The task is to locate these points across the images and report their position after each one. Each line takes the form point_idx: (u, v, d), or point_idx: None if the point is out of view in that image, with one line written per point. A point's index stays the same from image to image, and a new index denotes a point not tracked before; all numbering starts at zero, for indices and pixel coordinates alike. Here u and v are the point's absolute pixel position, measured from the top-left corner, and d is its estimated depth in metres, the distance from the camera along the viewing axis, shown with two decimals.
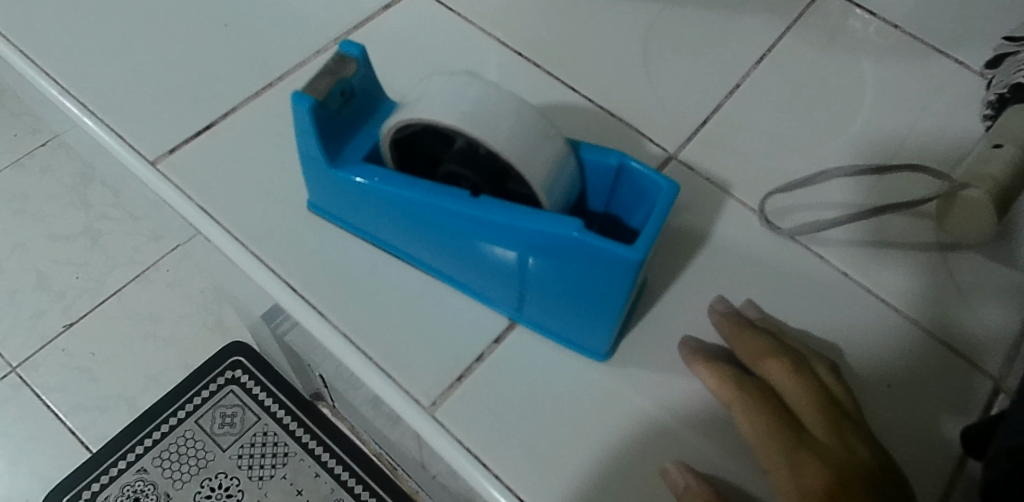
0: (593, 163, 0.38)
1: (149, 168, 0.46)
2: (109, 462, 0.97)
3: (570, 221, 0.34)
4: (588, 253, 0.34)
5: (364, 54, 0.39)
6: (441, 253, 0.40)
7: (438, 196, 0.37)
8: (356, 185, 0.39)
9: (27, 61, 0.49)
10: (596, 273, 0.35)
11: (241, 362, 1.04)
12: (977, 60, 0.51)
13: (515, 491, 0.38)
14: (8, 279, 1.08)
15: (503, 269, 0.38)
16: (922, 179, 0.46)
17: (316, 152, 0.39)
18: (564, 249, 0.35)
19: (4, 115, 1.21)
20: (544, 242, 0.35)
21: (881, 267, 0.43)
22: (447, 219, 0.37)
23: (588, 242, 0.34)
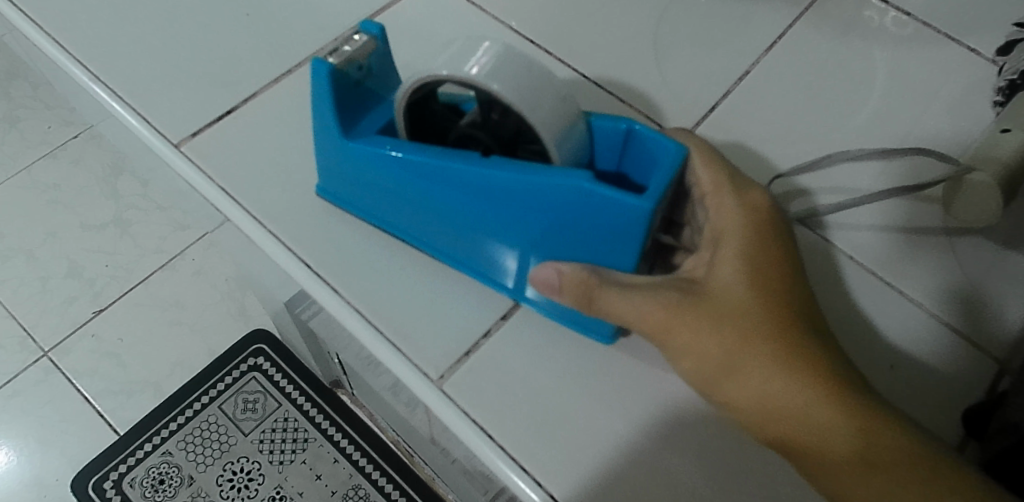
0: (602, 128, 0.40)
1: (173, 150, 0.47)
2: (135, 444, 1.00)
3: (583, 173, 0.36)
4: (595, 203, 0.37)
5: (383, 33, 0.43)
6: (445, 224, 0.41)
7: (454, 159, 0.39)
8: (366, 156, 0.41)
9: (59, 48, 0.51)
10: (607, 226, 0.37)
11: (263, 349, 1.06)
12: (989, 47, 0.51)
13: (519, 462, 0.39)
14: (41, 266, 1.11)
15: (517, 231, 0.40)
16: (931, 160, 0.46)
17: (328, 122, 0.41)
18: (578, 204, 0.37)
19: (38, 108, 1.24)
20: (559, 199, 0.37)
21: (887, 250, 0.44)
22: (458, 181, 0.39)
23: (595, 192, 0.36)
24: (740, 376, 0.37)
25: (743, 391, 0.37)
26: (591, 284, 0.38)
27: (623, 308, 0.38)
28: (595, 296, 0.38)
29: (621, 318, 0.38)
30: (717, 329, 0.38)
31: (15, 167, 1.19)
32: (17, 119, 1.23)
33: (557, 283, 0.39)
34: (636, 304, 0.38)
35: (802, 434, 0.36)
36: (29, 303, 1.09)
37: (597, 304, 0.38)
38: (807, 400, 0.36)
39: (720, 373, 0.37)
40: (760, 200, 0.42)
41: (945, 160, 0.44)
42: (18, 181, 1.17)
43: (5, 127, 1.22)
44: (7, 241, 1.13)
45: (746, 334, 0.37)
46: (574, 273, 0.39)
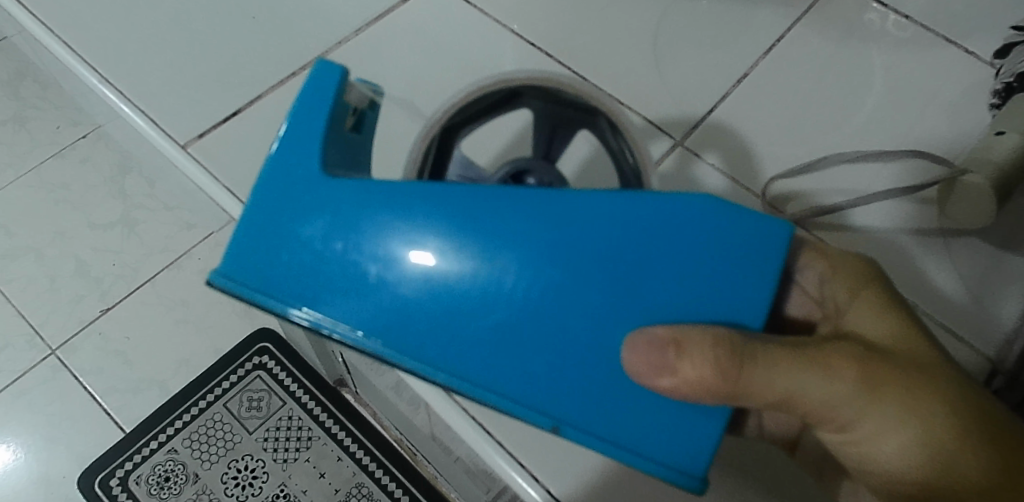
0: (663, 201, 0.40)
1: (181, 152, 0.48)
2: (141, 442, 1.01)
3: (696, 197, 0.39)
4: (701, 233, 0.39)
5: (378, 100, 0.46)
6: (546, 294, 0.39)
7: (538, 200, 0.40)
8: (386, 213, 0.40)
9: (70, 51, 0.52)
10: (713, 269, 0.39)
11: (268, 348, 1.07)
12: (984, 54, 0.53)
13: None
14: (49, 265, 1.12)
15: (596, 291, 0.39)
16: (918, 160, 0.50)
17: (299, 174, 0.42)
18: (712, 243, 0.39)
19: (47, 108, 1.25)
20: (659, 233, 0.39)
21: (873, 244, 0.47)
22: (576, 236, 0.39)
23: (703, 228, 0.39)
24: (886, 432, 0.39)
25: (881, 444, 0.39)
26: (738, 345, 0.38)
27: (785, 374, 0.38)
28: (742, 364, 0.37)
29: (799, 387, 0.38)
30: (863, 384, 0.38)
31: (24, 167, 1.20)
32: (26, 119, 1.24)
33: (667, 359, 0.37)
34: (819, 372, 0.38)
35: (931, 477, 0.39)
36: (37, 301, 1.10)
37: (751, 373, 0.37)
38: (936, 448, 0.39)
39: (869, 427, 0.39)
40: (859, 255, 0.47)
41: (941, 163, 0.48)
42: (27, 181, 1.19)
43: (15, 127, 1.24)
44: (16, 240, 1.14)
45: (907, 390, 0.39)
46: (702, 340, 0.38)
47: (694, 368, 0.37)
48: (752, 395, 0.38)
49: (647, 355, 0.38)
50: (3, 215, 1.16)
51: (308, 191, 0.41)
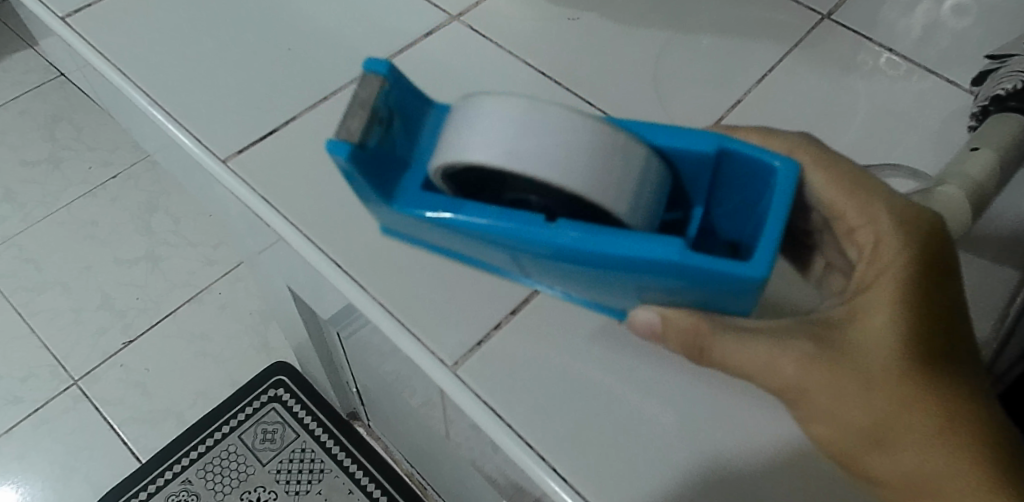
0: (680, 152, 0.38)
1: (221, 165, 0.52)
2: (155, 473, 1.02)
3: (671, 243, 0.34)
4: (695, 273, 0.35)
5: (393, 69, 0.38)
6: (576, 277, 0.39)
7: (518, 221, 0.36)
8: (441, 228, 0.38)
9: (124, 78, 0.56)
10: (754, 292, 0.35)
11: (284, 380, 1.10)
12: (965, 81, 0.56)
13: (525, 439, 0.43)
14: (76, 298, 1.16)
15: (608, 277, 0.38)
16: (896, 173, 0.51)
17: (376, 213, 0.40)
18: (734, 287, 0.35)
19: (81, 149, 1.31)
20: (645, 268, 0.35)
21: None
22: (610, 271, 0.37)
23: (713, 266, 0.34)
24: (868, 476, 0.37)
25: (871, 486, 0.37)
26: (703, 335, 0.37)
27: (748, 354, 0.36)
28: (704, 349, 0.38)
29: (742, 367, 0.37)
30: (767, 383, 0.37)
31: (56, 205, 1.25)
32: (60, 159, 1.30)
33: (652, 330, 0.39)
34: (761, 363, 0.36)
35: None
36: (62, 332, 1.13)
37: (713, 357, 0.38)
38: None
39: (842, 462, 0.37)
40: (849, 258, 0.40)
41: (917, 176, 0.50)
42: (59, 218, 1.24)
43: (49, 167, 1.29)
44: (45, 275, 1.18)
45: (799, 401, 0.37)
46: (677, 324, 0.38)
47: (678, 347, 0.39)
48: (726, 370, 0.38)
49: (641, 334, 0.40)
50: (33, 250, 1.21)
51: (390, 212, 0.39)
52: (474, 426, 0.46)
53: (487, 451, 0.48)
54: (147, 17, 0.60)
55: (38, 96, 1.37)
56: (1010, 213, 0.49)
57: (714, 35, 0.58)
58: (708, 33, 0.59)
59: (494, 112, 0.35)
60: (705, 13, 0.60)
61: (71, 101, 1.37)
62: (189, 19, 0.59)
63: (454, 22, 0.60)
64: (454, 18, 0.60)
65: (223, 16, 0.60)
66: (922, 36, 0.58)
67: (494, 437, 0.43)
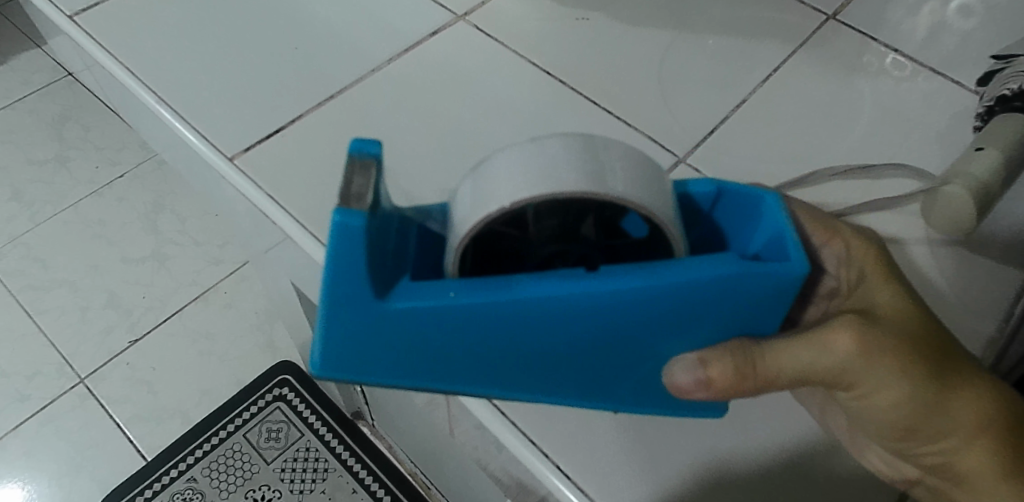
0: (688, 197, 0.38)
1: (228, 164, 0.52)
2: (160, 471, 1.02)
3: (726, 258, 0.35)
4: (751, 283, 0.35)
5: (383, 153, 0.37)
6: (603, 347, 0.38)
7: (551, 283, 0.35)
8: (457, 317, 0.35)
9: (132, 76, 0.57)
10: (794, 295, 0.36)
11: (288, 380, 1.10)
12: (970, 81, 0.55)
13: (529, 436, 0.43)
14: (83, 296, 1.17)
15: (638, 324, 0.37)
16: (899, 173, 0.50)
17: (368, 336, 0.36)
18: (780, 292, 0.36)
19: (88, 149, 1.32)
20: (694, 292, 0.35)
21: None
22: (652, 310, 0.36)
23: (764, 271, 0.35)
24: (939, 439, 0.37)
25: (944, 449, 0.38)
26: (753, 349, 0.37)
27: (796, 352, 0.37)
28: (759, 364, 0.37)
29: (804, 366, 0.37)
30: (831, 378, 0.37)
31: (64, 204, 1.26)
32: (68, 159, 1.31)
33: (696, 378, 0.37)
34: (823, 354, 0.37)
35: None
36: (69, 331, 1.14)
37: (767, 363, 0.37)
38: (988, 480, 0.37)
39: (912, 437, 0.38)
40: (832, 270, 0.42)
41: (922, 176, 0.50)
42: (66, 217, 1.24)
43: (56, 167, 1.30)
44: (52, 273, 1.19)
45: (868, 385, 0.37)
46: (721, 355, 0.37)
47: (727, 385, 0.37)
48: (779, 387, 0.37)
49: (688, 387, 0.38)
50: (41, 249, 1.21)
51: (389, 325, 0.36)
52: (478, 424, 0.46)
53: (491, 449, 0.48)
54: (154, 16, 0.60)
55: (46, 96, 1.38)
56: (1015, 215, 0.49)
57: (719, 35, 0.58)
58: (713, 33, 0.59)
59: (507, 163, 0.35)
60: (710, 13, 0.60)
61: (79, 100, 1.38)
62: (197, 19, 0.60)
63: (459, 22, 0.60)
64: (460, 18, 0.60)
65: (230, 16, 0.60)
66: (928, 36, 0.58)
67: (497, 434, 0.43)
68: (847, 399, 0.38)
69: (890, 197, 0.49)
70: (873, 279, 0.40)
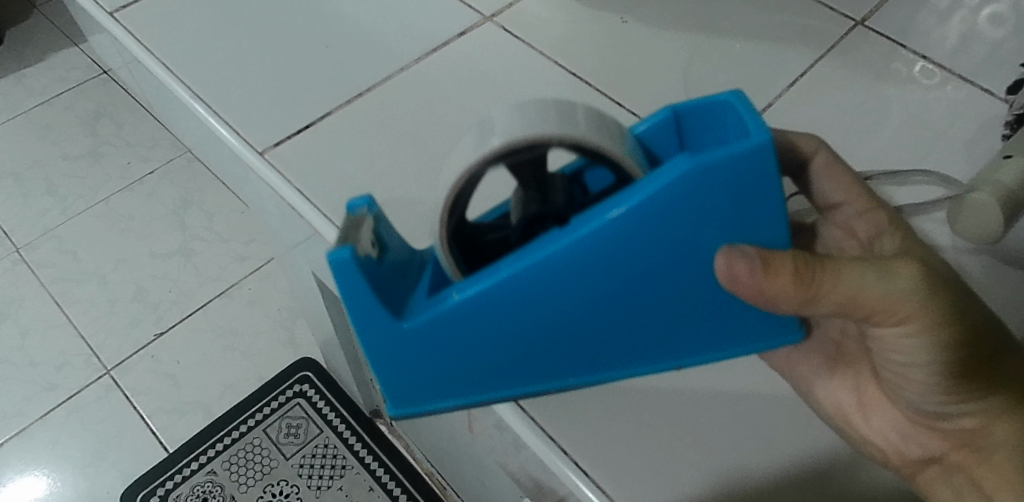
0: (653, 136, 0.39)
1: (258, 157, 0.53)
2: (181, 464, 1.03)
3: (682, 159, 0.35)
4: (717, 172, 0.35)
5: (371, 204, 0.40)
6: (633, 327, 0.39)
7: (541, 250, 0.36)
8: (521, 277, 0.37)
9: (167, 71, 0.58)
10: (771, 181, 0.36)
11: (308, 377, 1.11)
12: (1000, 89, 0.55)
13: (546, 431, 0.43)
14: (111, 289, 1.19)
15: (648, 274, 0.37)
16: (925, 179, 0.50)
17: (458, 336, 0.39)
18: (755, 181, 0.35)
19: (120, 145, 1.35)
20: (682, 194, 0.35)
21: None
22: (646, 230, 0.36)
23: (721, 160, 0.35)
24: (970, 402, 0.40)
25: (976, 410, 0.40)
26: (816, 257, 0.36)
27: (857, 274, 0.36)
28: (825, 273, 0.36)
29: (860, 286, 0.36)
30: (893, 296, 0.36)
31: (96, 198, 1.28)
32: (100, 155, 1.33)
33: (758, 278, 0.36)
34: (886, 278, 0.36)
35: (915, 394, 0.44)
36: (96, 323, 1.16)
37: (835, 284, 0.36)
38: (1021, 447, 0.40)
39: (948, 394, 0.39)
40: (836, 195, 0.45)
41: (949, 183, 0.50)
42: (97, 211, 1.27)
43: (89, 162, 1.32)
44: (82, 266, 1.21)
45: (926, 321, 0.37)
46: (788, 257, 0.36)
47: (789, 292, 0.36)
48: (829, 304, 0.36)
49: (745, 279, 0.36)
50: (72, 242, 1.24)
51: (476, 316, 0.38)
52: (498, 422, 0.46)
53: (509, 447, 0.49)
54: (191, 14, 0.61)
55: (81, 93, 1.41)
56: None
57: (746, 40, 0.58)
58: (739, 38, 0.59)
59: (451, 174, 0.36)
60: (737, 18, 0.60)
61: (113, 98, 1.41)
62: (231, 17, 0.61)
63: (487, 23, 0.60)
64: (488, 19, 0.61)
65: (263, 14, 0.61)
66: (956, 44, 0.58)
67: (516, 429, 0.44)
68: (897, 336, 0.38)
69: (912, 203, 0.49)
70: (880, 211, 0.43)
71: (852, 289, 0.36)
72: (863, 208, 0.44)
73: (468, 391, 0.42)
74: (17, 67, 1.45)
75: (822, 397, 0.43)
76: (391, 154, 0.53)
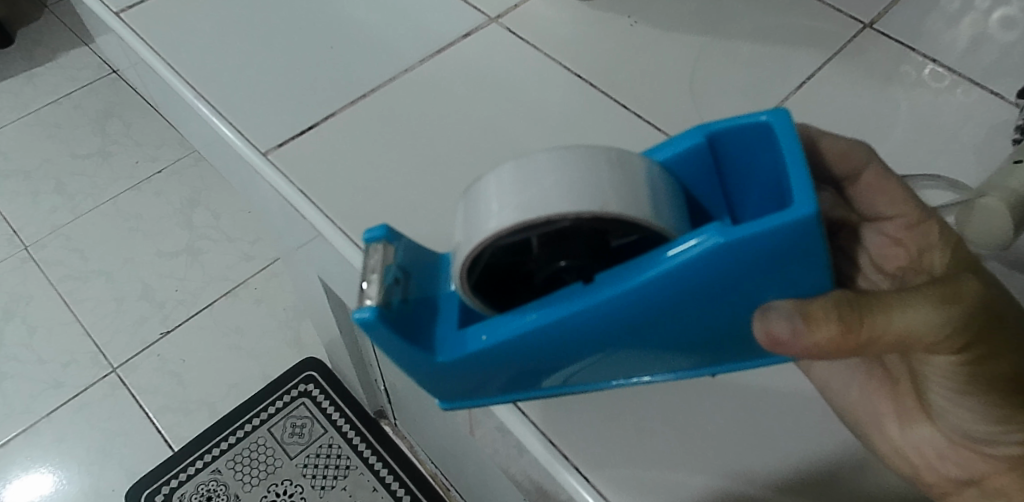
0: (685, 158, 0.39)
1: (262, 158, 0.53)
2: (186, 462, 1.04)
3: (713, 230, 0.34)
4: (752, 243, 0.34)
5: (389, 233, 0.40)
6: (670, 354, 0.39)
7: (569, 308, 0.36)
8: (552, 330, 0.37)
9: (173, 72, 0.58)
10: (812, 245, 0.34)
11: (313, 377, 1.11)
12: (1010, 94, 0.54)
13: (548, 437, 0.43)
14: (118, 288, 1.19)
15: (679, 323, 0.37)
16: (931, 183, 0.50)
17: (492, 365, 0.39)
18: (792, 249, 0.34)
19: (129, 144, 1.35)
20: (714, 266, 0.35)
21: None
22: (682, 289, 0.35)
23: (757, 232, 0.34)
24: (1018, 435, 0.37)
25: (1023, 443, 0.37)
26: (863, 297, 0.34)
27: (906, 308, 0.34)
28: (868, 316, 0.34)
29: (910, 322, 0.34)
30: (942, 335, 0.34)
31: (104, 197, 1.29)
32: (109, 153, 1.34)
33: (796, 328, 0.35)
34: (938, 310, 0.34)
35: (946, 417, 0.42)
36: (103, 321, 1.16)
37: (880, 320, 0.34)
38: None
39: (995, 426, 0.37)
40: (889, 210, 0.43)
41: (956, 187, 0.50)
42: (105, 210, 1.27)
43: (98, 161, 1.33)
44: (89, 264, 1.22)
45: (973, 350, 0.35)
46: (826, 301, 0.35)
47: (833, 336, 0.34)
48: (872, 349, 0.35)
49: (787, 339, 0.35)
50: (80, 240, 1.24)
51: (510, 356, 0.38)
52: (500, 426, 0.46)
53: (512, 451, 0.48)
54: (197, 15, 0.61)
55: (90, 92, 1.42)
56: None
57: (754, 43, 0.58)
58: (747, 40, 0.58)
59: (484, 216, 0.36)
60: (745, 21, 0.59)
61: (121, 97, 1.42)
62: (237, 17, 0.61)
63: (493, 24, 0.60)
64: (494, 20, 0.61)
65: (268, 14, 0.61)
66: (966, 47, 0.57)
67: (516, 432, 0.44)
68: (944, 365, 0.36)
69: None
70: (933, 225, 0.41)
71: (900, 321, 0.34)
72: (914, 222, 0.42)
73: (503, 395, 0.43)
74: (26, 65, 1.46)
75: (854, 400, 0.41)
76: (395, 156, 0.52)
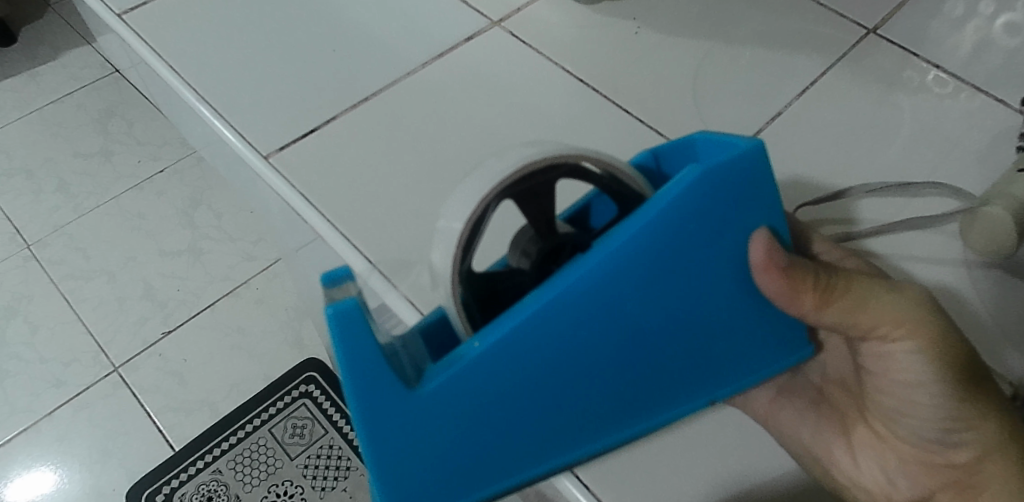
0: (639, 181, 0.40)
1: (263, 160, 0.53)
2: (187, 462, 1.04)
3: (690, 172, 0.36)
4: (723, 179, 0.36)
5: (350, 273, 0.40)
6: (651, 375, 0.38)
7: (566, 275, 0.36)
8: (546, 316, 0.36)
9: (174, 74, 0.58)
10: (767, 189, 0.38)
11: (314, 377, 1.11)
12: (1014, 101, 0.54)
13: None
14: (120, 287, 1.19)
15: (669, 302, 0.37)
16: (936, 191, 0.50)
17: (471, 396, 0.36)
18: (753, 186, 0.37)
19: (131, 144, 1.35)
20: (697, 206, 0.36)
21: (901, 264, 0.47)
22: (671, 242, 0.36)
23: (727, 160, 0.36)
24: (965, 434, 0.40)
25: (972, 438, 0.40)
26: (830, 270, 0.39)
27: (864, 282, 0.39)
28: (838, 282, 0.39)
29: (870, 294, 0.39)
30: (907, 310, 0.39)
31: (106, 196, 1.29)
32: (111, 153, 1.34)
33: (786, 270, 0.37)
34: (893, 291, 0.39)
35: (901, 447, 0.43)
36: (105, 320, 1.16)
37: (849, 285, 0.39)
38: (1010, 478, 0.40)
39: (952, 417, 0.40)
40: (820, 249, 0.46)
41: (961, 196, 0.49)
42: (107, 209, 1.27)
43: (100, 160, 1.33)
44: (92, 263, 1.22)
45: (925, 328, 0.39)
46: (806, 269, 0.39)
47: (809, 292, 0.38)
48: (842, 309, 0.39)
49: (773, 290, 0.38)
50: (82, 239, 1.24)
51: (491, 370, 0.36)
52: None
53: None
54: (199, 17, 0.61)
55: (92, 91, 1.42)
56: None
57: (756, 48, 0.58)
58: (750, 45, 0.58)
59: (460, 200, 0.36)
60: (748, 25, 0.59)
61: (124, 96, 1.41)
62: (239, 20, 0.61)
63: (495, 28, 0.60)
64: (496, 23, 0.60)
65: (269, 17, 0.61)
66: (970, 53, 0.57)
67: None
68: (903, 350, 0.40)
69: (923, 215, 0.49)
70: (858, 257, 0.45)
71: (862, 291, 0.39)
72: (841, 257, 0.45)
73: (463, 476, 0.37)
74: (29, 64, 1.46)
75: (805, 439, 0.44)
76: (396, 160, 0.52)
